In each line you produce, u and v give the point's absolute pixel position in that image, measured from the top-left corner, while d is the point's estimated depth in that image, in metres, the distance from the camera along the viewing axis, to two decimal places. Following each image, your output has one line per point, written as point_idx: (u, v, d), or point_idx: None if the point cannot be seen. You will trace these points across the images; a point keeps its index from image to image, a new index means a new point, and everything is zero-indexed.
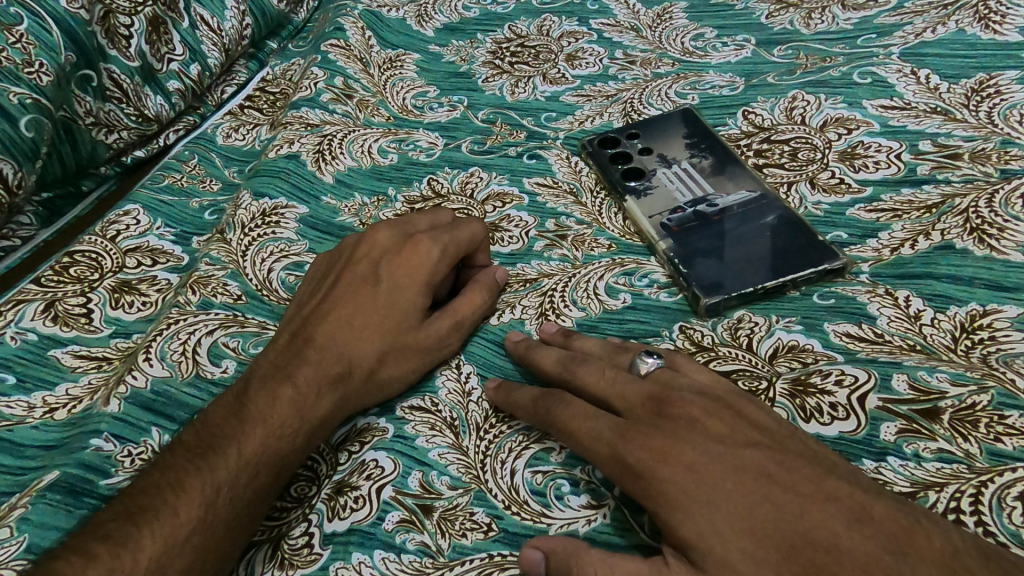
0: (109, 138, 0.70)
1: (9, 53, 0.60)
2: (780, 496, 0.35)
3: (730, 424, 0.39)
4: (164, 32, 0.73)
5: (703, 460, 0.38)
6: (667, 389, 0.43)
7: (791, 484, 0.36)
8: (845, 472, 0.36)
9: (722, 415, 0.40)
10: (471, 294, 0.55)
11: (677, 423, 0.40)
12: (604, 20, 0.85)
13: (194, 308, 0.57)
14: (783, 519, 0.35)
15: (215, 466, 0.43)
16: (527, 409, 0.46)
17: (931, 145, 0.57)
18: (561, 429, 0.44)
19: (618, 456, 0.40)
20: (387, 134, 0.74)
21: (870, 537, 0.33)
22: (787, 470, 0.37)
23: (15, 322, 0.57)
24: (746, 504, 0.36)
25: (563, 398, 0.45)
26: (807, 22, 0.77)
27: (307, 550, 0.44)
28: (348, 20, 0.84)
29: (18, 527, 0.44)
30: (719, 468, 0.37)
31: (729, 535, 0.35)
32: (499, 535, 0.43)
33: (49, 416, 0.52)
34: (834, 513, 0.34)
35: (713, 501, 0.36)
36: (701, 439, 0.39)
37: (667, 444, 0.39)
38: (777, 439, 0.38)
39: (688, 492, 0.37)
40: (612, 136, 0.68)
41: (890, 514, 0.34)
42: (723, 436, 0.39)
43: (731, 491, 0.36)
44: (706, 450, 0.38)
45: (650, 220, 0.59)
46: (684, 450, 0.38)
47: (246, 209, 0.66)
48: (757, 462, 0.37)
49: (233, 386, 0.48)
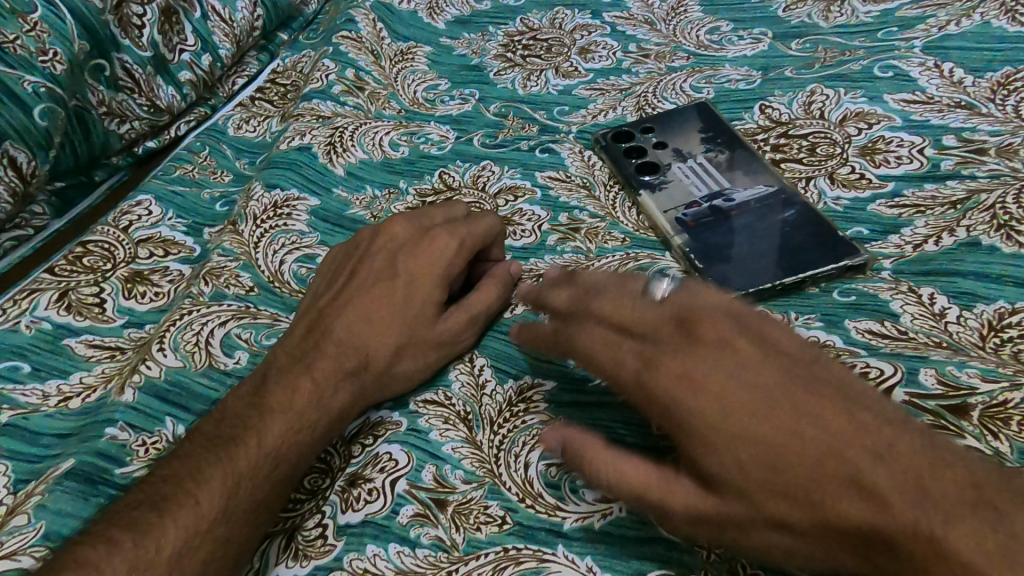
0: (121, 128, 0.70)
1: (23, 42, 0.60)
2: (807, 428, 0.35)
3: (761, 352, 0.39)
4: (176, 22, 0.73)
5: (729, 386, 0.38)
6: (693, 310, 0.42)
7: (817, 417, 0.35)
8: (880, 404, 0.36)
9: (753, 342, 0.40)
10: (487, 288, 0.54)
11: (703, 346, 0.40)
12: (617, 13, 0.84)
13: (207, 300, 0.57)
14: (805, 451, 0.34)
15: (235, 456, 0.42)
16: (548, 342, 0.48)
17: (955, 139, 0.56)
18: (582, 360, 0.45)
19: (639, 383, 0.40)
20: (399, 127, 0.74)
21: (895, 472, 0.32)
22: (816, 405, 0.36)
23: (30, 311, 0.57)
24: (767, 435, 0.35)
25: (583, 327, 0.46)
26: (826, 15, 0.76)
27: (321, 542, 0.44)
28: (359, 12, 0.84)
29: (35, 514, 0.45)
30: (742, 398, 0.37)
31: (747, 466, 0.35)
32: (514, 529, 0.43)
33: (63, 405, 0.52)
34: (863, 448, 0.33)
35: (734, 430, 0.36)
36: (728, 369, 0.39)
37: (691, 370, 0.39)
38: (810, 373, 0.38)
39: (706, 419, 0.37)
40: (626, 129, 0.67)
41: (921, 450, 0.33)
42: (752, 364, 0.39)
43: (755, 420, 0.36)
44: (732, 377, 0.38)
45: (666, 215, 0.59)
46: (709, 376, 0.38)
47: (258, 200, 0.65)
48: (785, 393, 0.37)
49: (251, 377, 0.48)
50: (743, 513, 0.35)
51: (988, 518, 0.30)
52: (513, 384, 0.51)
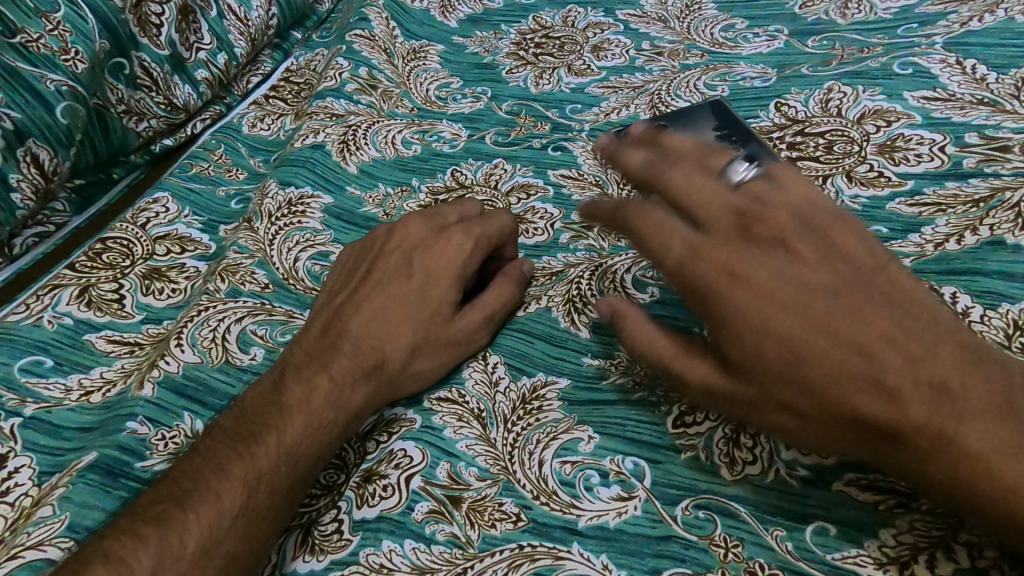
0: (140, 126, 0.71)
1: (46, 41, 0.61)
2: (841, 327, 0.38)
3: (814, 253, 0.41)
4: (193, 21, 0.74)
5: (775, 283, 0.40)
6: (757, 208, 0.44)
7: (854, 319, 0.38)
8: (924, 313, 0.38)
9: (809, 243, 0.42)
10: (502, 287, 0.54)
11: (760, 244, 0.42)
12: (630, 10, 0.84)
13: (223, 296, 0.58)
14: (838, 346, 0.37)
15: (255, 453, 0.43)
16: (607, 217, 0.49)
17: (978, 137, 0.55)
18: (635, 238, 0.46)
19: (687, 273, 0.42)
20: (411, 125, 0.74)
21: (918, 374, 0.35)
22: (858, 308, 0.38)
23: (52, 306, 0.58)
24: (802, 328, 0.38)
25: (644, 210, 0.46)
26: (843, 12, 0.75)
27: (337, 537, 0.44)
28: (372, 11, 0.84)
29: (59, 505, 0.45)
30: (783, 295, 0.40)
31: (772, 358, 0.38)
32: (529, 525, 0.43)
33: (85, 399, 0.53)
34: (895, 353, 0.36)
35: (769, 323, 0.39)
36: (777, 268, 0.41)
37: (740, 265, 0.41)
38: (859, 277, 0.40)
39: (743, 310, 0.40)
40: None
41: (952, 362, 0.35)
42: (802, 266, 0.41)
43: (792, 316, 0.39)
44: (779, 274, 0.41)
45: None
46: (757, 272, 0.41)
47: (273, 198, 0.66)
48: (828, 294, 0.39)
49: (269, 374, 0.49)
50: (759, 395, 0.39)
51: (1000, 421, 0.33)
52: (526, 382, 0.51)
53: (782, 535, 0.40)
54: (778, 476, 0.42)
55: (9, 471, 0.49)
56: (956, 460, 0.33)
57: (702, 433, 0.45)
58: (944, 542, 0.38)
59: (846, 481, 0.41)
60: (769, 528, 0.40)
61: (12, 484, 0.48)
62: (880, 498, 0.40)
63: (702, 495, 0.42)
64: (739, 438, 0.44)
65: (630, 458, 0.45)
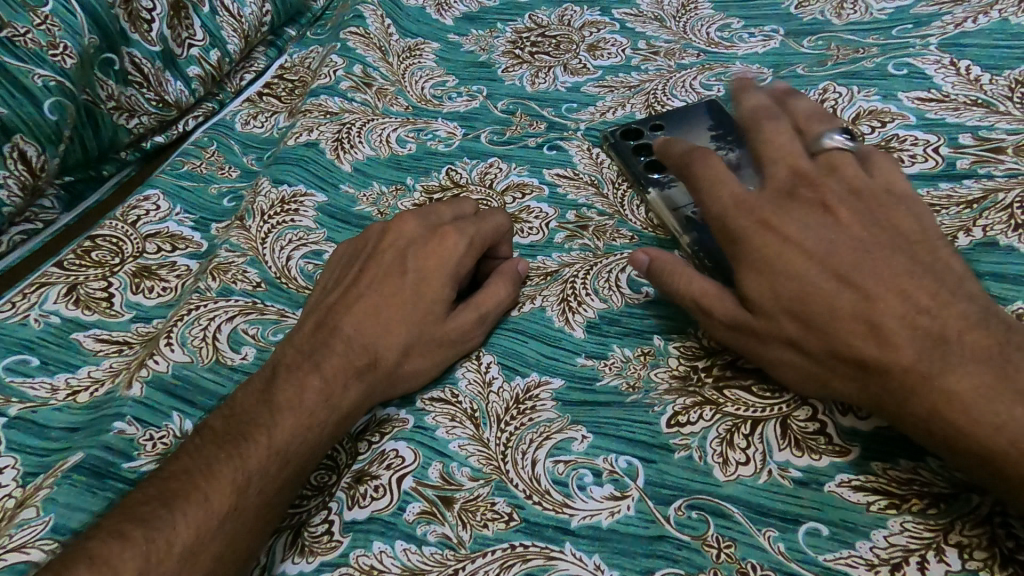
0: (130, 122, 0.70)
1: (34, 36, 0.60)
2: (852, 279, 0.43)
3: (845, 219, 0.47)
4: (185, 17, 0.73)
5: (802, 237, 0.46)
6: (807, 178, 0.50)
7: (861, 278, 0.43)
8: (940, 280, 0.43)
9: (844, 210, 0.47)
10: (496, 286, 0.54)
11: (799, 205, 0.48)
12: (627, 10, 0.84)
13: (214, 295, 0.57)
14: (846, 293, 0.43)
15: (245, 453, 0.42)
16: (676, 159, 0.53)
17: (971, 138, 0.55)
18: (692, 181, 0.51)
19: (726, 219, 0.48)
20: (406, 123, 0.73)
21: (913, 329, 0.40)
22: (872, 266, 0.44)
23: (39, 304, 0.57)
24: (817, 275, 0.44)
25: (708, 158, 0.51)
26: (838, 12, 0.75)
27: (327, 538, 0.43)
28: (367, 8, 0.83)
29: (44, 506, 0.45)
30: (808, 249, 0.45)
31: (784, 297, 0.44)
32: (521, 526, 0.43)
33: (72, 398, 0.52)
34: (898, 305, 0.41)
35: (786, 267, 0.45)
36: (805, 226, 0.47)
37: (775, 218, 0.47)
38: (881, 244, 0.45)
39: (764, 261, 0.45)
40: (635, 127, 0.66)
41: (951, 322, 0.40)
42: (830, 227, 0.47)
43: (810, 265, 0.44)
44: (806, 230, 0.46)
45: (675, 213, 0.58)
46: (790, 225, 0.46)
47: (266, 196, 0.65)
48: (849, 253, 0.45)
49: (260, 373, 0.48)
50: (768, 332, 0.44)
51: (984, 373, 0.38)
52: (520, 382, 0.50)
53: (775, 535, 0.40)
54: (771, 477, 0.42)
55: None
56: (936, 400, 0.38)
57: (696, 433, 0.45)
58: (935, 543, 0.38)
59: (838, 482, 0.41)
60: (761, 529, 0.40)
61: None
62: (871, 499, 0.40)
63: (695, 496, 0.42)
64: (732, 439, 0.44)
65: (623, 458, 0.45)
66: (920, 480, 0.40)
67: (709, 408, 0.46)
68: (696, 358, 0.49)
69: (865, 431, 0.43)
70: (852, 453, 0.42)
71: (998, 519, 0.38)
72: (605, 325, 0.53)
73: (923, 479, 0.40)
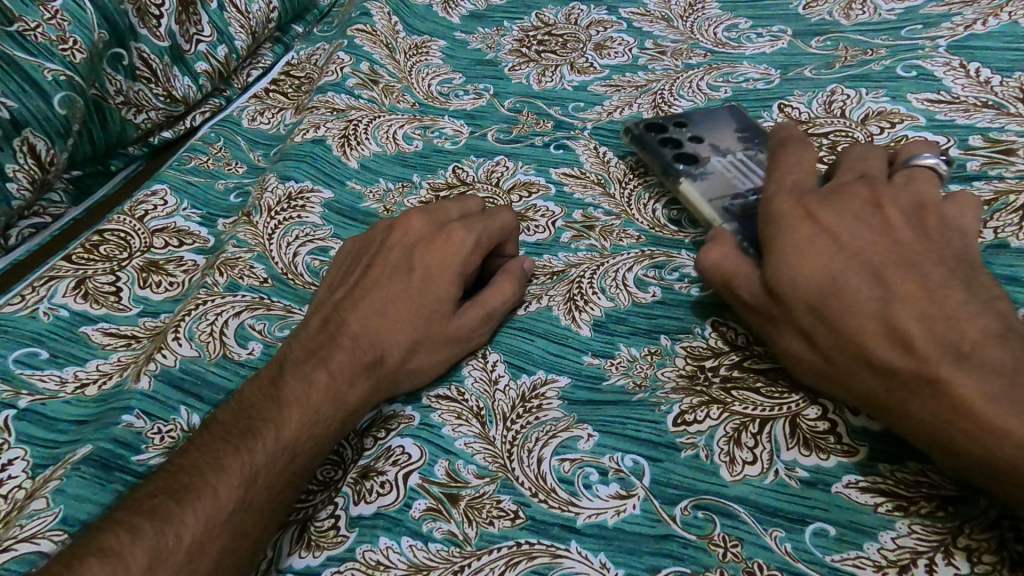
0: (138, 118, 0.70)
1: (45, 30, 0.60)
2: (879, 276, 0.43)
3: (886, 220, 0.46)
4: (193, 13, 0.73)
5: (837, 228, 0.46)
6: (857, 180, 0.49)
7: (883, 278, 0.43)
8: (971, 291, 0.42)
9: (888, 212, 0.47)
10: (502, 284, 0.54)
11: (846, 201, 0.48)
12: (634, 9, 0.84)
13: (221, 290, 0.57)
14: (870, 287, 0.43)
15: (252, 448, 0.42)
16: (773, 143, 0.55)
17: (982, 140, 0.55)
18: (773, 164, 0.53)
19: (770, 204, 0.49)
20: (413, 120, 0.73)
21: (936, 336, 0.39)
22: (900, 267, 0.43)
23: (48, 298, 0.57)
24: (843, 266, 0.44)
25: (793, 153, 0.53)
26: (847, 12, 0.75)
27: (333, 533, 0.44)
28: (375, 5, 0.83)
29: (54, 498, 0.45)
30: (841, 242, 0.45)
31: (803, 280, 0.44)
32: (526, 523, 0.43)
33: (80, 391, 0.53)
34: (918, 307, 0.41)
35: (814, 253, 0.45)
36: (844, 219, 0.46)
37: (814, 209, 0.47)
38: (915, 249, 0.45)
39: (789, 248, 0.46)
40: (659, 122, 0.63)
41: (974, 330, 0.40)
42: (869, 225, 0.46)
43: (840, 256, 0.44)
44: (843, 224, 0.46)
45: (712, 203, 0.55)
46: (829, 217, 0.46)
47: (273, 192, 0.65)
48: (883, 253, 0.44)
49: (267, 368, 0.48)
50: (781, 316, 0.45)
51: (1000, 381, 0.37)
52: (526, 380, 0.50)
53: (781, 536, 0.40)
54: (777, 477, 0.42)
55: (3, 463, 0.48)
56: (945, 407, 0.38)
57: (703, 431, 0.45)
58: (943, 546, 0.38)
59: (845, 483, 0.41)
60: (768, 529, 0.40)
61: (5, 477, 0.48)
62: (878, 501, 0.40)
63: (701, 495, 0.42)
64: (740, 438, 0.44)
65: (629, 456, 0.45)
66: (927, 483, 0.40)
67: (717, 407, 0.46)
68: (703, 359, 0.49)
69: (875, 432, 0.43)
70: (859, 454, 0.42)
71: (1007, 523, 0.38)
72: (612, 324, 0.53)
73: (931, 481, 0.40)
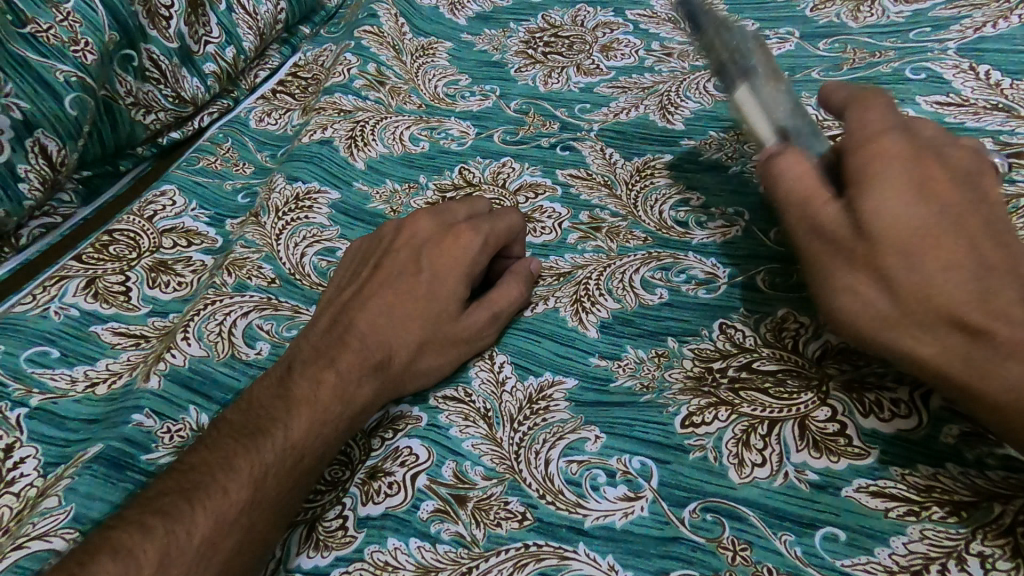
0: (147, 118, 0.70)
1: (56, 31, 0.61)
2: (974, 239, 0.39)
3: (982, 191, 0.43)
4: (202, 14, 0.74)
5: (938, 181, 0.41)
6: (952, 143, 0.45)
7: (980, 244, 0.39)
8: None
9: (983, 184, 0.43)
10: (509, 286, 0.54)
11: (948, 159, 0.43)
12: (640, 11, 0.84)
13: (230, 290, 0.57)
14: (965, 247, 0.39)
15: (262, 447, 0.43)
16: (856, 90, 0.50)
17: (992, 143, 0.55)
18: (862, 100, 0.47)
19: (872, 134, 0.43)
20: (419, 121, 0.74)
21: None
22: (995, 240, 0.40)
23: (59, 297, 0.58)
24: (942, 218, 0.40)
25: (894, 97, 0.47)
26: (855, 14, 0.75)
27: (341, 533, 0.44)
28: (382, 7, 0.83)
29: (65, 496, 0.45)
30: (942, 195, 0.41)
31: (896, 221, 0.39)
32: (534, 525, 0.43)
33: (90, 390, 0.53)
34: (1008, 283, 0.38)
35: (915, 195, 0.40)
36: (947, 174, 0.42)
37: (919, 155, 0.42)
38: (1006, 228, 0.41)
39: (889, 183, 0.40)
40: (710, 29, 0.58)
41: None
42: (969, 188, 0.42)
43: (940, 209, 0.40)
44: (944, 178, 0.42)
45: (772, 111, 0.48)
46: (931, 167, 0.42)
47: (281, 192, 0.66)
48: (983, 220, 0.41)
49: (276, 368, 0.49)
50: (845, 254, 0.41)
51: None
52: (533, 382, 0.51)
53: (791, 539, 0.40)
54: (787, 480, 0.42)
55: (15, 461, 0.49)
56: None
57: (711, 433, 0.45)
58: (955, 552, 0.38)
59: (855, 487, 0.41)
60: (777, 533, 0.40)
61: (17, 475, 0.48)
62: (889, 505, 0.40)
63: (710, 498, 0.42)
64: (749, 440, 0.44)
65: (637, 458, 0.45)
66: (940, 488, 0.40)
67: (725, 409, 0.46)
68: (710, 360, 0.49)
69: (886, 436, 0.43)
70: (870, 458, 0.42)
71: (1021, 529, 0.38)
72: (619, 325, 0.53)
73: (943, 486, 0.40)
